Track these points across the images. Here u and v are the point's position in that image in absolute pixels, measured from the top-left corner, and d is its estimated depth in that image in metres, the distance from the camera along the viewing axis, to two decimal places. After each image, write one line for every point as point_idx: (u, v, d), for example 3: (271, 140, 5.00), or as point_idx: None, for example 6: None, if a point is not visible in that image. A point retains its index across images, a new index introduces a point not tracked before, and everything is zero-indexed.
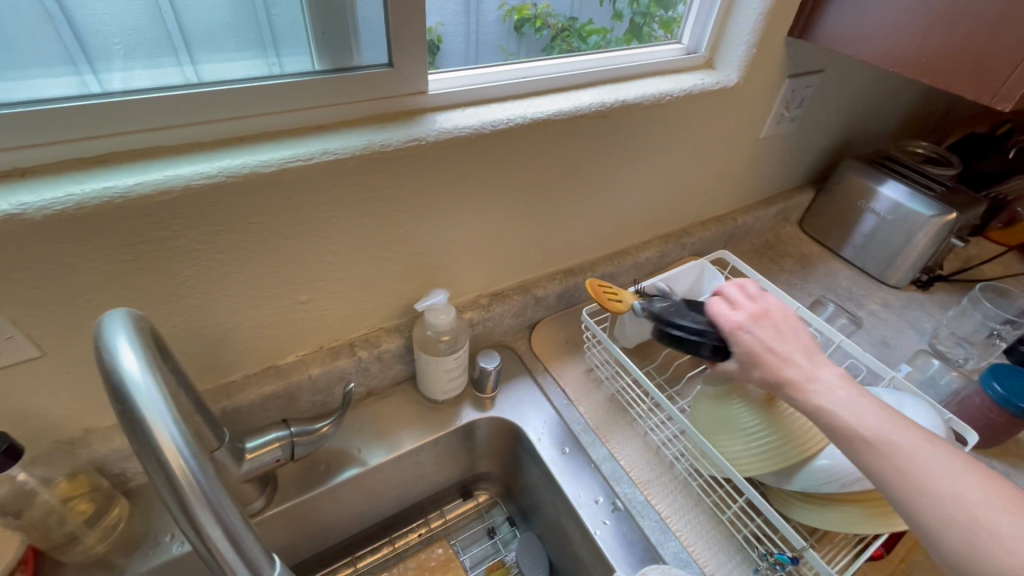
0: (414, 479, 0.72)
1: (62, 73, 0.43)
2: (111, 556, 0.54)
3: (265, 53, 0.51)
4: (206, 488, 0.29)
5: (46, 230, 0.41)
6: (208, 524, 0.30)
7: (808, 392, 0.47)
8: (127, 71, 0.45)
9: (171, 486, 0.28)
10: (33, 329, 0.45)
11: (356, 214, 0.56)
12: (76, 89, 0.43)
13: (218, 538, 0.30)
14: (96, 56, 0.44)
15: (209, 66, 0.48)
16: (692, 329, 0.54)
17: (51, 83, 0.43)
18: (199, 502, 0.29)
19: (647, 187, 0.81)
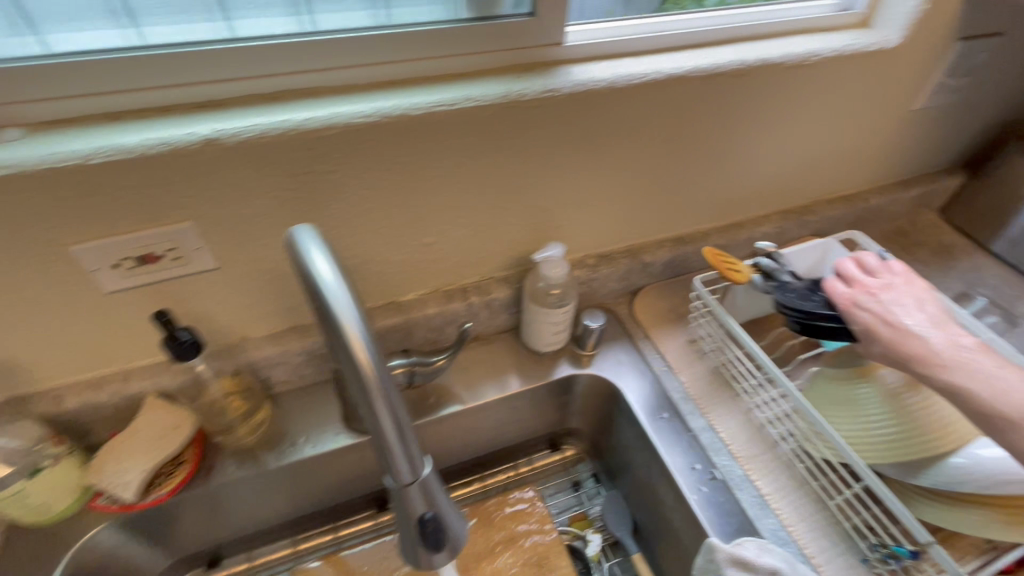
0: (508, 423, 0.76)
1: (200, 20, 0.47)
2: (256, 448, 0.63)
3: (375, 7, 0.52)
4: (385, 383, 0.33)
5: (236, 155, 0.46)
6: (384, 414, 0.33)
7: (935, 363, 0.49)
8: (256, 18, 0.49)
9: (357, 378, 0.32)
10: (215, 243, 0.52)
11: (486, 162, 0.58)
12: (212, 33, 0.47)
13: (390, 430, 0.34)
14: (230, 4, 0.48)
15: (324, 15, 0.51)
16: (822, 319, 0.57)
17: (194, 28, 0.47)
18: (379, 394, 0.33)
19: (775, 156, 0.76)
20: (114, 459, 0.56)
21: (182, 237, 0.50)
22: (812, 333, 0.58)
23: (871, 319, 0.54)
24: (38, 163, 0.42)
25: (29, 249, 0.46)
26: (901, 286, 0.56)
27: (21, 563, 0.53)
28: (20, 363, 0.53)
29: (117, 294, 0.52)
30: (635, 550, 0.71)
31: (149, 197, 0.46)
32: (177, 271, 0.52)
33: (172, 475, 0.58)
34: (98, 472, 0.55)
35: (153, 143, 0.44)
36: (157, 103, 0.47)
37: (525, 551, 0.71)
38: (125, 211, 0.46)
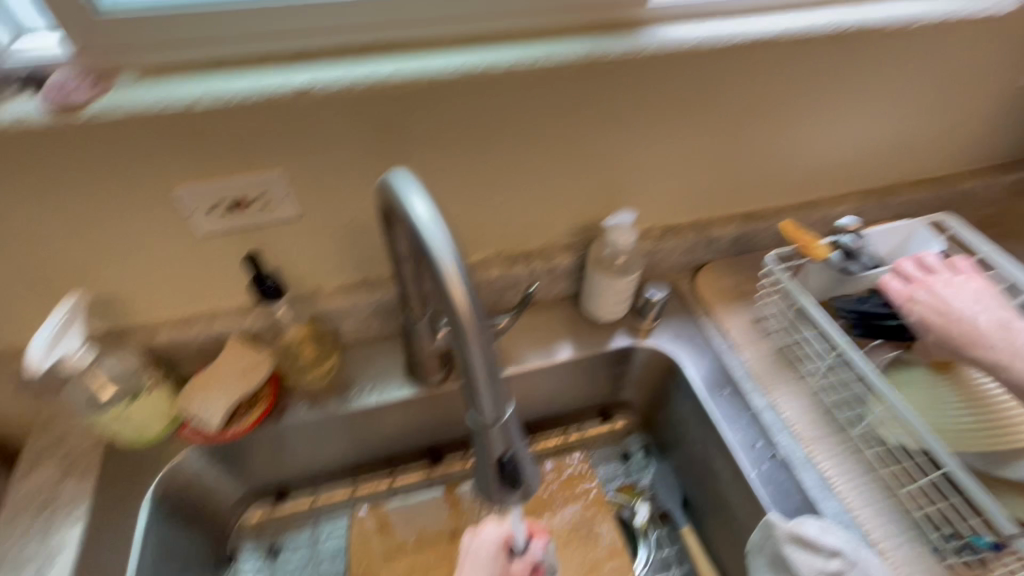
0: (561, 390, 0.77)
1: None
2: (325, 394, 0.66)
3: None
4: (479, 325, 0.33)
5: (327, 105, 0.48)
6: (475, 355, 0.34)
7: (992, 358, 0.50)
8: None
9: (454, 317, 0.33)
10: (300, 193, 0.54)
11: (562, 123, 0.57)
12: None
13: (479, 371, 0.35)
14: None
15: None
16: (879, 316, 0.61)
17: None
18: (472, 335, 0.34)
19: (861, 130, 0.72)
20: (200, 391, 0.60)
21: (271, 185, 0.52)
22: (871, 333, 0.62)
23: (927, 312, 0.54)
24: (151, 106, 0.44)
25: (138, 188, 0.49)
26: (961, 277, 0.56)
27: (119, 479, 0.58)
28: (121, 297, 0.57)
29: (210, 237, 0.55)
30: (683, 523, 0.71)
31: (246, 143, 0.48)
32: (265, 218, 0.55)
33: (251, 412, 0.62)
34: (186, 402, 0.59)
35: (252, 91, 0.46)
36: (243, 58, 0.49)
37: (572, 514, 0.73)
38: (224, 156, 0.49)
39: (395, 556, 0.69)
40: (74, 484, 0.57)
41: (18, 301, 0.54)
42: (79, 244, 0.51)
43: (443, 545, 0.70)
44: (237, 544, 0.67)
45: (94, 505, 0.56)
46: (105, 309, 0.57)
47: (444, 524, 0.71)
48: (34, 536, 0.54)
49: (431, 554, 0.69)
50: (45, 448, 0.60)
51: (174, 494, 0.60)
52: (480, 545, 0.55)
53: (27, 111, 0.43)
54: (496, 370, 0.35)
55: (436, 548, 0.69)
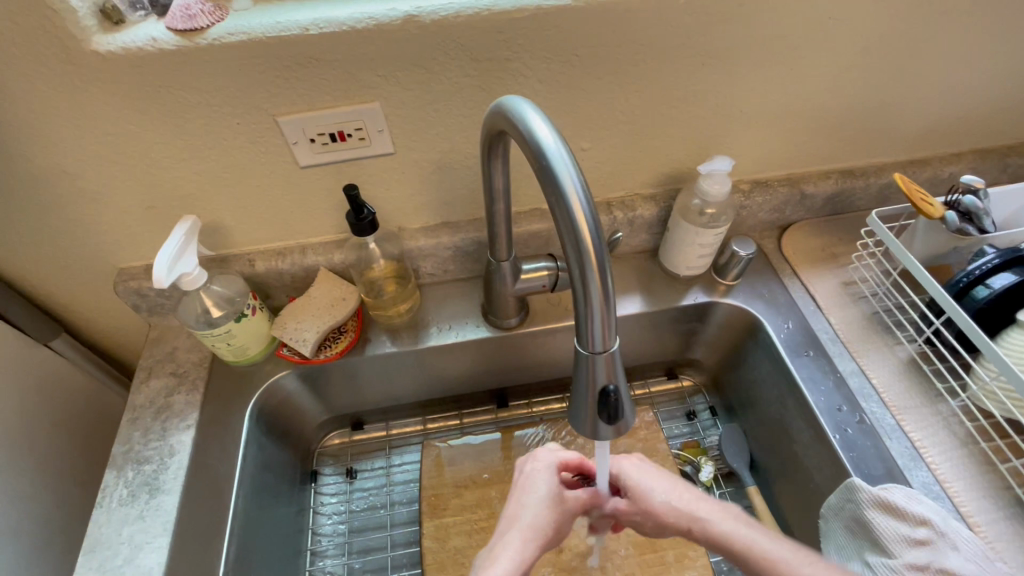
0: (631, 344, 0.76)
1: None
2: (404, 331, 0.69)
3: None
4: (601, 251, 0.32)
5: (430, 35, 0.48)
6: (594, 282, 0.33)
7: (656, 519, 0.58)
8: None
9: (575, 241, 0.32)
10: (396, 127, 0.55)
11: (664, 61, 0.54)
12: None
13: (595, 300, 0.33)
14: None
15: None
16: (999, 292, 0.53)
17: None
18: (591, 261, 0.32)
19: (992, 78, 0.65)
20: (293, 318, 0.64)
21: (369, 117, 0.53)
22: (989, 311, 0.55)
23: (647, 499, 0.56)
24: (266, 31, 0.46)
25: (248, 116, 0.51)
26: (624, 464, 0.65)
27: (222, 394, 0.63)
28: (226, 226, 0.61)
29: (309, 169, 0.57)
30: (751, 483, 0.69)
31: (349, 73, 0.49)
32: (361, 151, 0.56)
33: (340, 339, 0.65)
34: (282, 327, 0.63)
35: (359, 19, 0.46)
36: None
37: None
38: (327, 85, 0.50)
39: (463, 491, 0.69)
40: (184, 395, 0.63)
41: (139, 223, 0.59)
42: (192, 171, 0.54)
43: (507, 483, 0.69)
44: (319, 464, 0.72)
45: (201, 414, 0.62)
46: (212, 236, 0.61)
47: (507, 464, 0.71)
48: (152, 436, 0.60)
49: (497, 490, 0.69)
50: (158, 361, 0.66)
51: (269, 411, 0.65)
52: (534, 467, 0.59)
53: (154, 35, 0.45)
54: (614, 301, 0.34)
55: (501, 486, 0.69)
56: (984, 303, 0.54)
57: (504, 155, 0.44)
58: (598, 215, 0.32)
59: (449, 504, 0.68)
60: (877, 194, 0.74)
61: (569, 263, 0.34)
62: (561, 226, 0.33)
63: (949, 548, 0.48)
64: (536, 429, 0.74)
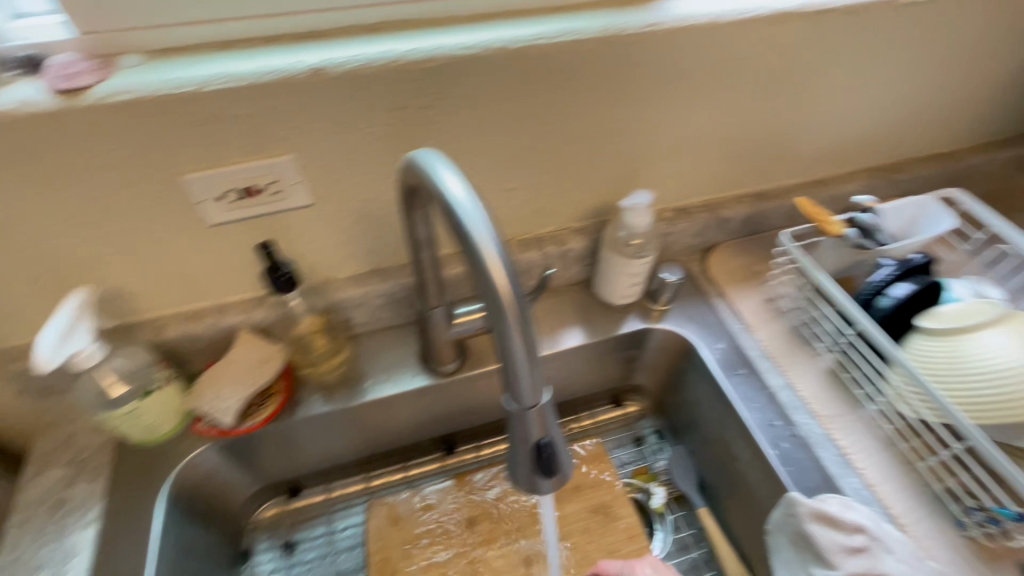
0: (576, 376, 0.76)
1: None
2: (338, 387, 0.65)
3: None
4: (520, 307, 0.32)
5: (340, 86, 0.46)
6: (517, 338, 0.32)
7: None
8: None
9: (493, 299, 0.31)
10: (311, 179, 0.52)
11: (578, 102, 0.56)
12: None
13: (521, 357, 0.33)
14: None
15: None
16: (901, 301, 0.58)
17: None
18: (512, 317, 0.32)
19: (874, 105, 0.71)
20: (211, 386, 0.59)
21: (282, 170, 0.50)
22: (896, 319, 0.58)
23: None
24: (159, 88, 0.43)
25: (145, 177, 0.47)
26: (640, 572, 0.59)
27: (132, 478, 0.57)
28: (129, 292, 0.56)
29: (220, 227, 0.53)
30: (701, 505, 0.70)
31: (255, 126, 0.47)
32: (275, 205, 0.53)
33: (265, 405, 0.61)
34: (198, 397, 0.58)
35: (262, 73, 0.44)
36: (252, 36, 0.47)
37: (585, 501, 0.69)
38: (231, 140, 0.47)
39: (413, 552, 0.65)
40: (86, 485, 0.56)
41: (23, 297, 0.52)
42: (83, 238, 0.50)
43: (459, 536, 0.66)
44: (252, 541, 0.66)
45: (106, 505, 0.55)
46: (112, 304, 0.56)
47: (458, 515, 0.68)
48: (48, 537, 0.53)
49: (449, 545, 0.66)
50: (57, 448, 0.59)
51: (189, 490, 0.59)
52: None
53: (26, 97, 0.42)
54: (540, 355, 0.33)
55: (451, 540, 0.66)
56: (888, 311, 0.58)
57: (425, 206, 0.43)
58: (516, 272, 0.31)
59: (398, 567, 0.63)
60: (787, 214, 0.79)
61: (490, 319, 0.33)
62: (480, 284, 0.32)
63: (884, 553, 0.50)
64: (485, 474, 0.71)
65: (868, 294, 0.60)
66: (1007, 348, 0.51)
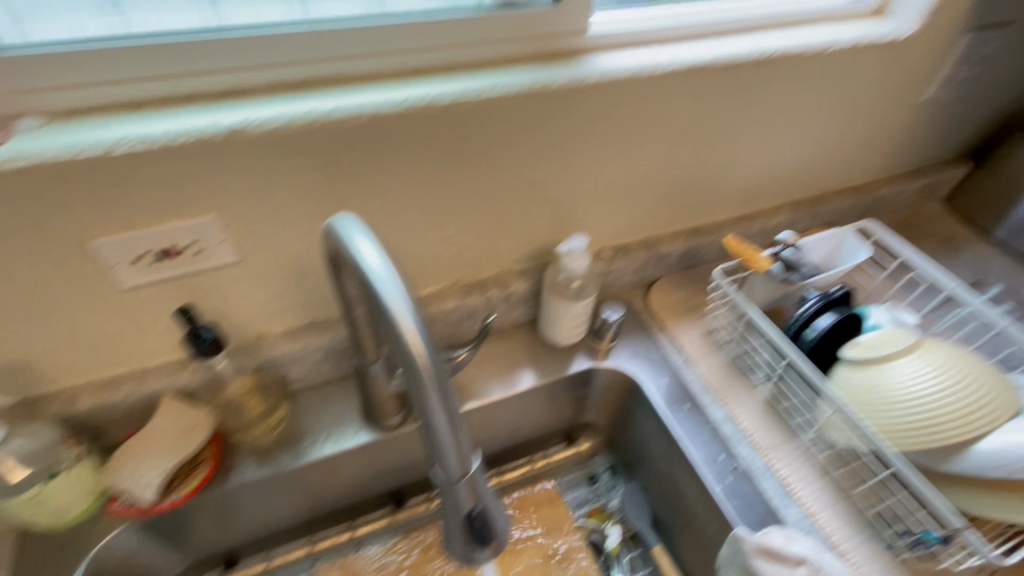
0: (527, 417, 0.75)
1: (192, 8, 0.45)
2: (275, 448, 0.62)
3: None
4: (440, 381, 0.32)
5: (262, 145, 0.45)
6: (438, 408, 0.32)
7: None
8: (260, 8, 0.47)
9: (412, 374, 0.31)
10: (236, 237, 0.50)
11: (511, 152, 0.57)
12: (200, 24, 0.45)
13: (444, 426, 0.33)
14: None
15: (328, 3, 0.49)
16: (823, 333, 0.61)
17: (192, 20, 0.45)
18: (432, 390, 0.32)
19: (794, 145, 0.76)
20: (130, 459, 0.54)
21: (204, 230, 0.48)
22: (819, 351, 0.61)
23: None
24: (57, 153, 0.40)
25: (48, 243, 0.44)
26: None
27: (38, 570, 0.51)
28: (34, 364, 0.51)
29: (136, 289, 0.50)
30: (655, 542, 0.71)
31: (171, 188, 0.45)
32: (197, 265, 0.51)
33: (193, 474, 0.56)
34: (115, 473, 0.54)
35: (176, 135, 0.43)
36: (165, 94, 0.45)
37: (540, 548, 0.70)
38: (146, 202, 0.45)
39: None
40: None
41: None
42: None
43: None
44: None
45: None
46: (15, 377, 0.51)
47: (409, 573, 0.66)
48: None
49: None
50: None
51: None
52: None
53: None
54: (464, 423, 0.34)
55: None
56: (813, 343, 0.61)
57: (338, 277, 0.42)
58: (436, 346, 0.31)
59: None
60: (721, 247, 0.83)
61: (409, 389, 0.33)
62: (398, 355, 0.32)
63: None
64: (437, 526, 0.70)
65: (795, 327, 0.63)
66: (920, 375, 0.54)
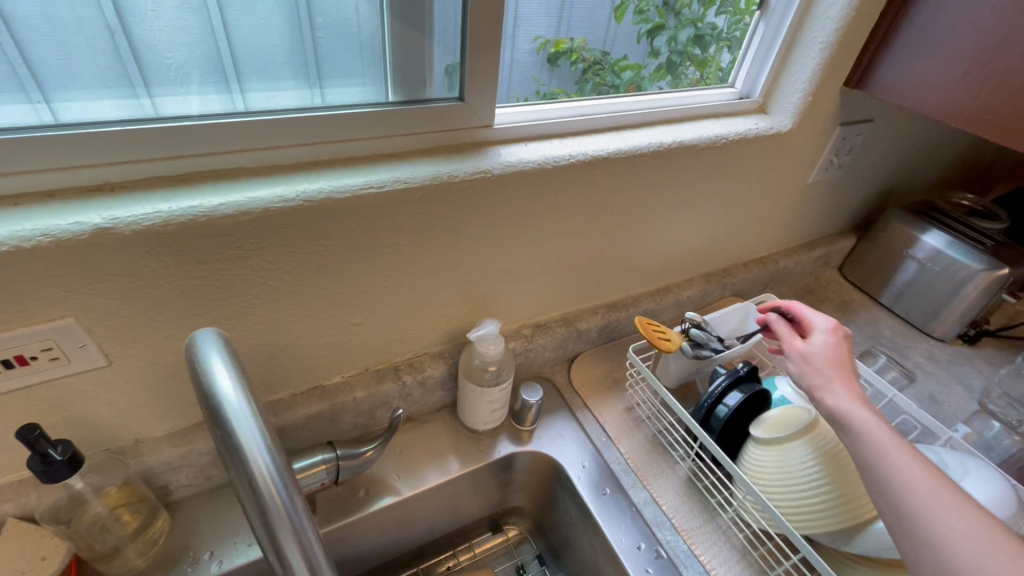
0: (448, 509, 0.71)
1: (119, 91, 0.44)
2: (147, 573, 0.54)
3: (310, 84, 0.51)
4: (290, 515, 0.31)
5: (132, 244, 0.42)
6: (289, 541, 0.31)
7: None
8: (184, 96, 0.46)
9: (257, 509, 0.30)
10: (105, 339, 0.46)
11: (416, 240, 0.56)
12: (130, 111, 0.44)
13: (296, 559, 0.32)
14: (154, 79, 0.44)
15: (257, 93, 0.49)
16: (730, 415, 0.61)
17: (107, 105, 0.44)
18: (282, 523, 0.31)
19: (697, 225, 0.81)
20: None
21: (60, 335, 0.43)
22: (726, 429, 0.62)
23: None
24: None
25: None
26: None
27: None
28: None
29: None
30: None
31: (19, 294, 0.40)
32: (52, 372, 0.45)
33: None
34: None
35: (28, 235, 0.39)
36: (26, 189, 0.42)
37: None
38: None
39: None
40: None
41: None
42: None
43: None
44: None
45: None
46: None
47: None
48: None
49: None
50: None
51: None
52: None
53: None
54: (319, 550, 0.33)
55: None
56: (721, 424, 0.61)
57: None
58: (286, 479, 0.30)
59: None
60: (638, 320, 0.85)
61: (258, 519, 0.31)
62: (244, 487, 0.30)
63: None
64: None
65: (704, 408, 0.64)
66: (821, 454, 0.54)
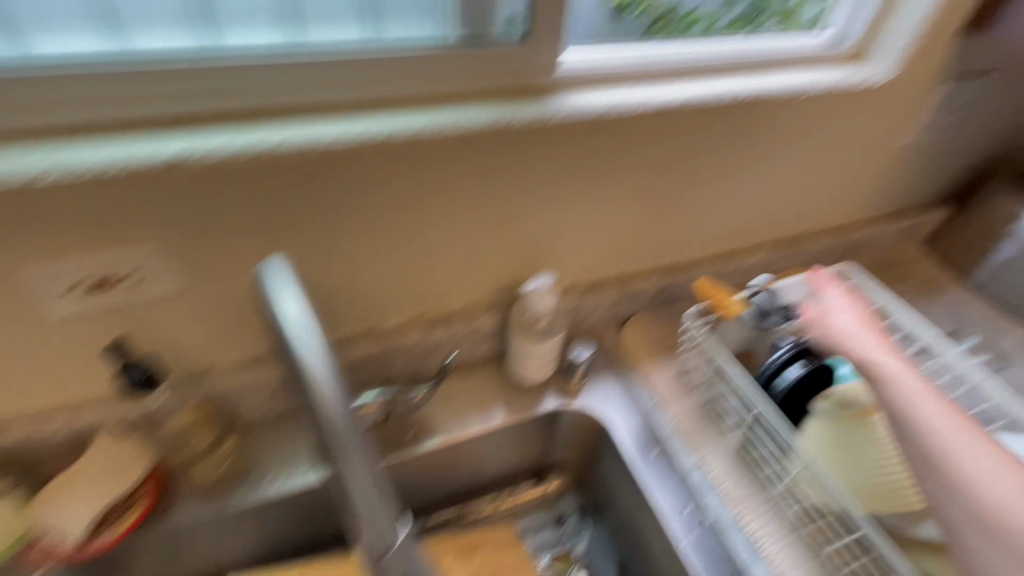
0: (492, 457, 0.72)
1: (180, 27, 0.43)
2: (218, 486, 0.58)
3: (365, 25, 0.49)
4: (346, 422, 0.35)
5: (205, 176, 0.43)
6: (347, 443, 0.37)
7: None
8: (246, 31, 0.45)
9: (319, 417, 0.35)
10: (181, 268, 0.48)
11: (474, 187, 0.55)
12: (194, 44, 0.44)
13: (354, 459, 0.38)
14: (219, 14, 0.44)
15: (314, 33, 0.47)
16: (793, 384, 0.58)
17: (171, 38, 0.43)
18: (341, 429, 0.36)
19: (770, 187, 0.75)
20: (55, 499, 0.51)
21: (140, 260, 0.46)
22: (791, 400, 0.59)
23: None
24: None
25: None
26: None
27: None
28: None
29: (71, 321, 0.48)
30: None
31: (105, 219, 0.43)
32: (136, 296, 0.48)
33: (128, 514, 0.53)
34: (39, 513, 0.50)
35: (111, 164, 0.40)
36: (103, 120, 0.43)
37: None
38: (76, 232, 0.42)
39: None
40: None
41: None
42: None
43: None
44: None
45: None
46: None
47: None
48: None
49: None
50: None
51: None
52: None
53: None
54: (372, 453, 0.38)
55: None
56: (783, 393, 0.58)
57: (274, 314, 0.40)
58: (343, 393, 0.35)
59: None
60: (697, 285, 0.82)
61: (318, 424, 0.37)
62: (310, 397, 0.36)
63: None
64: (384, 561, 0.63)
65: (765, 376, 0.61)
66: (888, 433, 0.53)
